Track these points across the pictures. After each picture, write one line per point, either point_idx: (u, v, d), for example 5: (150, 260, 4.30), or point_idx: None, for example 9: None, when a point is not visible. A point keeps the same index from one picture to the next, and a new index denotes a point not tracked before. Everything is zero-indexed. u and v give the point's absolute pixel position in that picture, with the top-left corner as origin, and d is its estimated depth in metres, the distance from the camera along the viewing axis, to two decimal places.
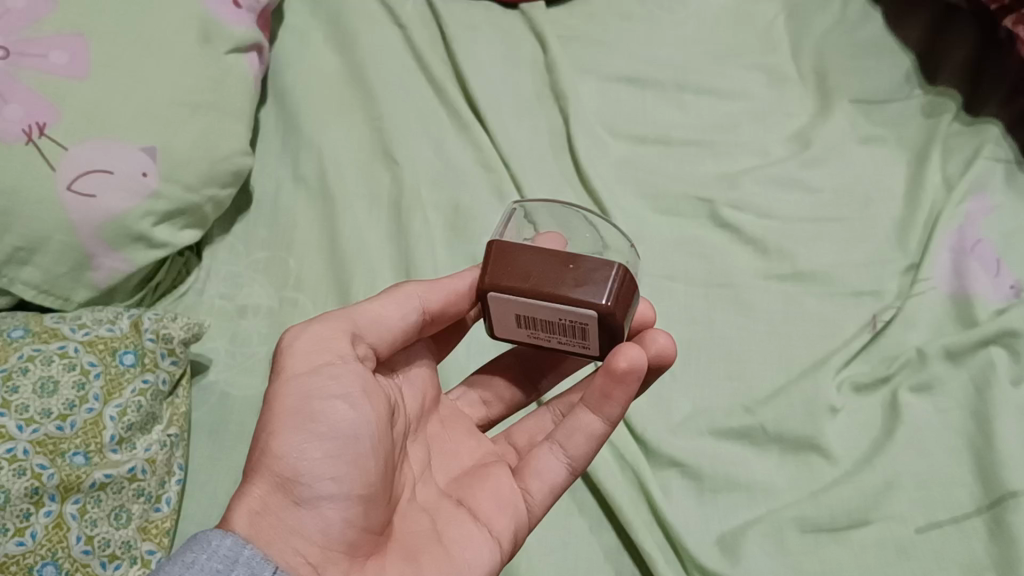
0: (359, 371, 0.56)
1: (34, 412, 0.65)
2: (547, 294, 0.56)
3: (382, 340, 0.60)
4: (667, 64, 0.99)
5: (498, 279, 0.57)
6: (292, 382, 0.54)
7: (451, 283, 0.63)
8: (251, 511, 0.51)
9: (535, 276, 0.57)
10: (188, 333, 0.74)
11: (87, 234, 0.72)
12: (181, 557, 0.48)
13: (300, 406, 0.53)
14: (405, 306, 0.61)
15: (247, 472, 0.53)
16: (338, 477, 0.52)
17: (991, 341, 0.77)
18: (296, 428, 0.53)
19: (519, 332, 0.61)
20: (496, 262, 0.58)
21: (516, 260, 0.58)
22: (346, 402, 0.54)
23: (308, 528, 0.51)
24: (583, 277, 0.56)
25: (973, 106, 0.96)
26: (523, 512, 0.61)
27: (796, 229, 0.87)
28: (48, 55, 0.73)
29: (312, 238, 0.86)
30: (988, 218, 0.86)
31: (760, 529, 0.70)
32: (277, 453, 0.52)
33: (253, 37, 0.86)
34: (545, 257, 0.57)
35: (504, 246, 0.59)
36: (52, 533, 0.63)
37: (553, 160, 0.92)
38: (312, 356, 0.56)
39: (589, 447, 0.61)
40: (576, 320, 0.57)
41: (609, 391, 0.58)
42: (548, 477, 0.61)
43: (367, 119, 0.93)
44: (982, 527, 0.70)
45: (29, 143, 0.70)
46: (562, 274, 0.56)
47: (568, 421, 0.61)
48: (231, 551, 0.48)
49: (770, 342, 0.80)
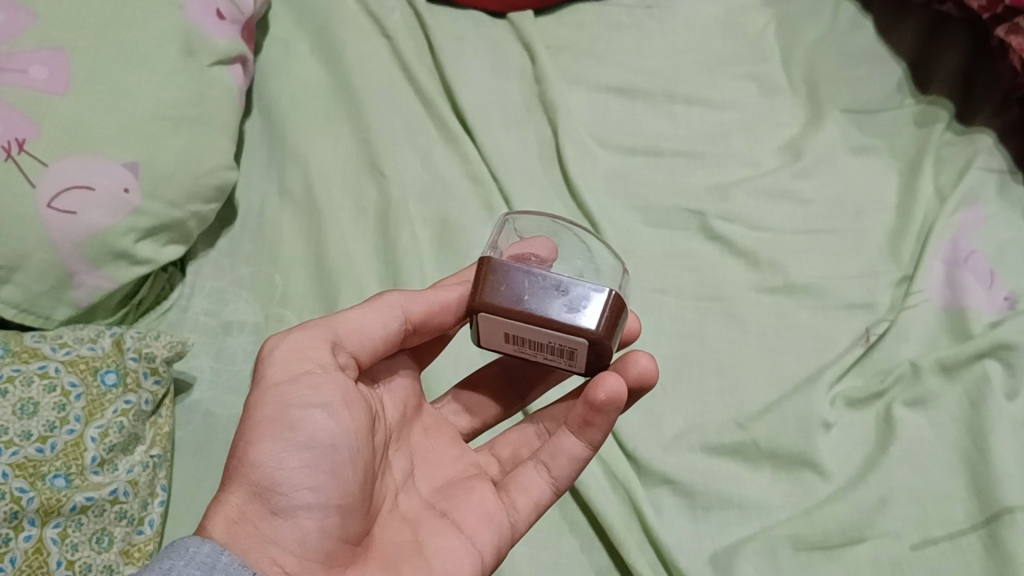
0: (341, 381, 0.54)
1: (14, 434, 0.64)
2: (539, 316, 0.55)
3: (363, 349, 0.58)
4: (656, 74, 0.98)
5: (491, 298, 0.56)
6: (271, 390, 0.53)
7: (434, 296, 0.61)
8: (227, 519, 0.50)
9: (527, 298, 0.56)
10: (171, 351, 0.73)
11: (68, 251, 0.71)
12: (158, 564, 0.46)
13: (278, 415, 0.52)
14: (387, 316, 0.59)
15: (224, 479, 0.52)
16: (316, 487, 0.51)
17: (985, 354, 0.76)
18: (273, 437, 0.51)
19: (506, 348, 0.60)
20: (489, 280, 0.57)
21: (510, 281, 0.57)
22: (325, 411, 0.52)
23: (285, 537, 0.50)
24: (577, 303, 0.56)
25: (966, 116, 0.95)
26: (507, 525, 0.60)
27: (788, 241, 0.86)
28: (28, 70, 0.72)
29: (298, 253, 0.85)
30: (981, 228, 0.85)
31: (754, 547, 0.69)
32: (255, 461, 0.51)
33: (237, 48, 0.85)
34: (537, 278, 0.57)
35: (496, 264, 0.58)
36: (32, 558, 0.61)
37: (542, 172, 0.91)
38: (291, 364, 0.54)
39: (572, 469, 0.61)
40: (566, 344, 0.56)
41: (590, 419, 0.59)
42: (533, 494, 0.61)
43: (353, 131, 0.92)
44: (978, 543, 0.69)
45: (9, 160, 0.69)
46: (555, 298, 0.56)
47: (552, 441, 0.62)
48: (208, 558, 0.47)
49: (762, 356, 0.80)
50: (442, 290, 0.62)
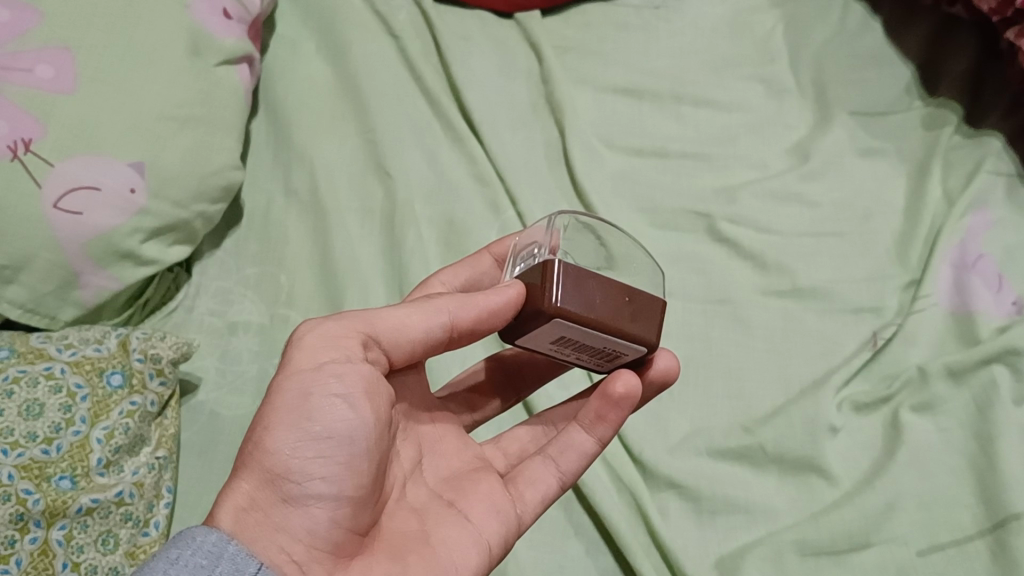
0: (367, 374, 0.53)
1: (19, 436, 0.64)
2: (613, 327, 0.55)
3: (399, 347, 0.56)
4: (663, 75, 0.98)
5: (570, 304, 0.54)
6: (294, 377, 0.52)
7: (485, 300, 0.57)
8: (237, 506, 0.50)
9: (602, 307, 0.55)
10: (177, 352, 0.72)
11: (74, 251, 0.70)
12: (165, 553, 0.46)
13: (297, 404, 0.51)
14: (432, 319, 0.57)
15: (236, 465, 0.52)
16: (329, 477, 0.50)
17: (992, 360, 0.76)
18: (290, 425, 0.51)
19: (546, 345, 0.59)
20: (567, 284, 0.54)
21: (582, 286, 0.55)
22: (345, 402, 0.52)
23: (294, 525, 0.50)
24: (639, 313, 0.56)
25: (974, 118, 0.95)
26: (514, 516, 0.59)
27: (795, 244, 0.86)
28: (34, 70, 0.71)
29: (303, 253, 0.85)
30: (989, 233, 0.84)
31: (760, 553, 0.69)
32: (270, 448, 0.50)
33: (243, 47, 0.84)
34: (607, 286, 0.56)
35: (569, 268, 0.55)
36: (37, 560, 0.61)
37: (548, 173, 0.91)
38: (318, 352, 0.53)
39: (580, 464, 0.62)
40: (619, 350, 0.57)
41: (603, 413, 0.60)
42: (540, 488, 0.61)
43: (359, 130, 0.92)
44: (984, 549, 0.69)
45: (15, 160, 0.69)
46: (623, 308, 0.56)
47: (562, 437, 0.62)
48: (215, 548, 0.47)
49: (769, 360, 0.79)
50: (498, 292, 0.57)
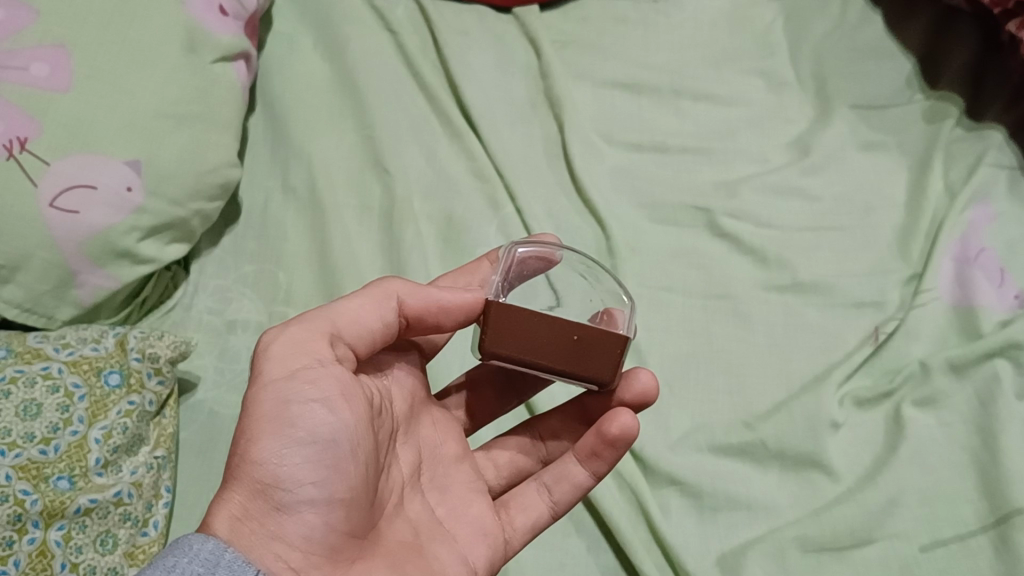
0: (339, 374, 0.53)
1: (16, 436, 0.63)
2: (553, 367, 0.57)
3: (361, 340, 0.56)
4: (663, 69, 0.97)
5: (502, 348, 0.57)
6: (269, 387, 0.52)
7: (437, 294, 0.58)
8: (231, 515, 0.49)
9: (540, 349, 0.57)
10: (175, 351, 0.72)
11: (71, 251, 0.70)
12: (162, 561, 0.46)
13: (276, 411, 0.51)
14: (384, 305, 0.57)
15: (225, 477, 0.51)
16: (319, 482, 0.50)
17: (996, 354, 0.75)
18: (273, 434, 0.50)
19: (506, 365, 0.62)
20: (501, 329, 0.57)
21: (521, 326, 0.57)
22: (324, 406, 0.51)
23: (290, 533, 0.50)
24: (589, 351, 0.57)
25: (976, 111, 0.94)
26: (502, 542, 0.61)
27: (796, 238, 0.85)
28: (29, 68, 0.71)
29: (302, 250, 0.84)
30: (991, 226, 0.84)
31: (761, 549, 0.69)
32: (256, 459, 0.50)
33: (240, 44, 0.84)
34: (551, 325, 0.57)
35: (512, 307, 0.57)
36: (35, 561, 0.61)
37: (548, 169, 0.91)
38: (289, 359, 0.52)
39: (573, 496, 0.63)
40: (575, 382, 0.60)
41: (598, 451, 0.60)
42: (530, 515, 0.63)
43: (357, 127, 0.91)
44: (987, 545, 0.68)
45: (10, 159, 0.68)
46: (567, 348, 0.57)
47: (558, 465, 0.63)
48: (212, 555, 0.47)
49: (770, 355, 0.79)
50: (450, 291, 0.59)
